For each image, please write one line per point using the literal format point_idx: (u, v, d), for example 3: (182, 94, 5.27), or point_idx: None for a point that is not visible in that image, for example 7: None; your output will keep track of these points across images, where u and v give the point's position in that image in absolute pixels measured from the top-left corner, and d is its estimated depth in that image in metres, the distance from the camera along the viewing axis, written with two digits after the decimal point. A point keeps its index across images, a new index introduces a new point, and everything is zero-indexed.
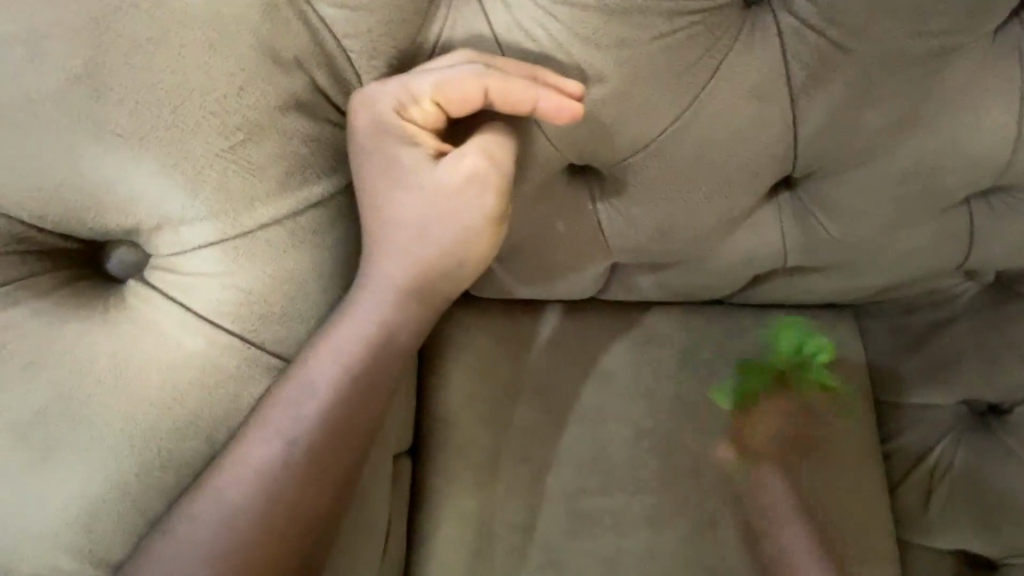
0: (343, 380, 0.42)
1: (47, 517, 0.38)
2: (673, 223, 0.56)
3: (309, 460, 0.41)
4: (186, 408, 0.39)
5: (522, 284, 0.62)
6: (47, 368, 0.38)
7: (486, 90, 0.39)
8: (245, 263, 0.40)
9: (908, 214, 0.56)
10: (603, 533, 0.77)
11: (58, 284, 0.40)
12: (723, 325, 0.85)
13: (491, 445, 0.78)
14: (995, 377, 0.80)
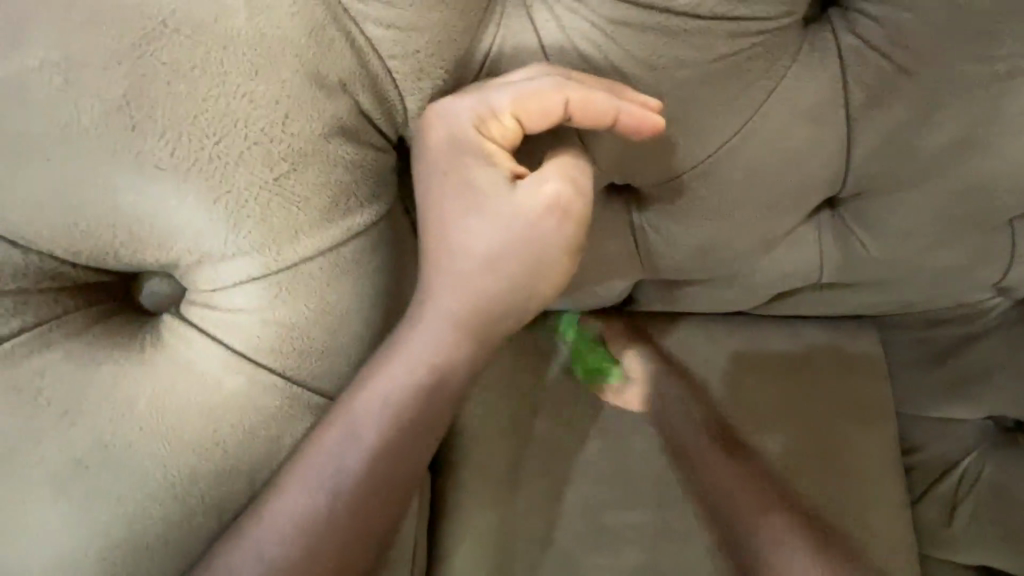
0: (394, 418, 0.40)
1: (81, 567, 0.36)
2: (715, 244, 0.54)
3: (353, 500, 0.40)
4: (226, 448, 0.37)
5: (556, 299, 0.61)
6: (83, 412, 0.36)
7: (568, 102, 0.38)
8: (287, 299, 0.38)
9: (953, 233, 0.56)
10: (626, 552, 0.76)
11: (92, 321, 0.38)
12: (748, 337, 0.84)
13: (514, 462, 0.76)
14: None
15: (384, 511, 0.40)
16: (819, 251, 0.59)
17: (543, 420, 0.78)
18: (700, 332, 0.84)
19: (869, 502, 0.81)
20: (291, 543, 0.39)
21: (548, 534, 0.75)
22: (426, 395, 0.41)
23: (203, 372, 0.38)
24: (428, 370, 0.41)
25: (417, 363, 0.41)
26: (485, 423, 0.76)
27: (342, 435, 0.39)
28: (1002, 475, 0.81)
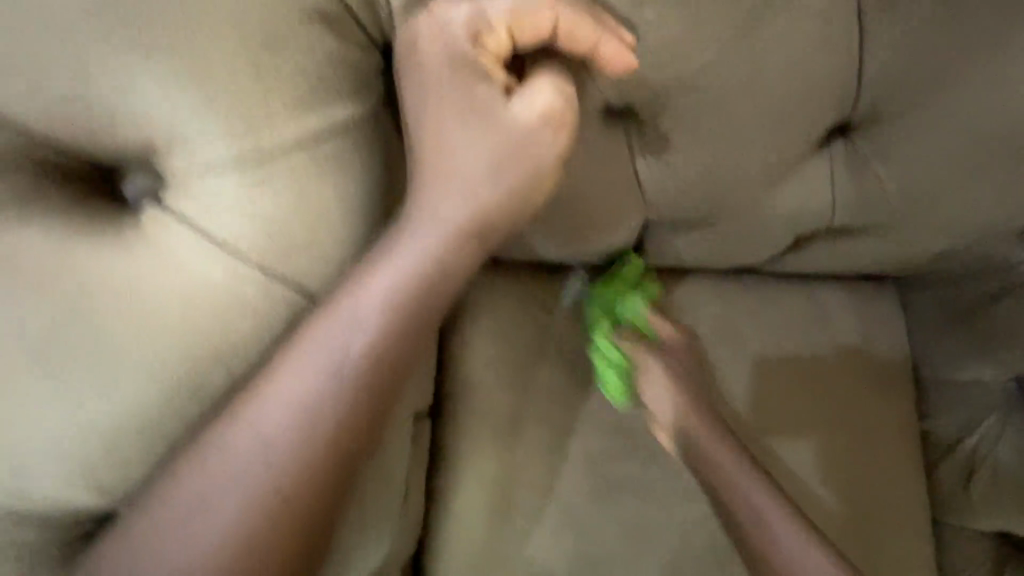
0: (390, 316, 0.42)
1: (60, 439, 0.38)
2: (716, 168, 0.54)
3: (351, 392, 0.41)
4: (202, 331, 0.39)
5: (550, 239, 0.59)
6: (58, 288, 0.37)
7: (558, 25, 0.42)
8: (263, 186, 0.40)
9: (969, 159, 0.57)
10: (626, 504, 0.75)
11: (67, 205, 0.39)
12: (763, 297, 0.80)
13: (512, 411, 0.74)
14: None
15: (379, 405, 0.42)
16: (821, 187, 0.59)
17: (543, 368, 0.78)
18: (705, 289, 0.83)
19: (874, 461, 0.80)
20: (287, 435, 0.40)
21: (548, 484, 0.75)
22: (420, 298, 0.43)
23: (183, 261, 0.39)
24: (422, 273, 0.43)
25: (412, 266, 0.43)
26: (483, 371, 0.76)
27: (338, 330, 0.41)
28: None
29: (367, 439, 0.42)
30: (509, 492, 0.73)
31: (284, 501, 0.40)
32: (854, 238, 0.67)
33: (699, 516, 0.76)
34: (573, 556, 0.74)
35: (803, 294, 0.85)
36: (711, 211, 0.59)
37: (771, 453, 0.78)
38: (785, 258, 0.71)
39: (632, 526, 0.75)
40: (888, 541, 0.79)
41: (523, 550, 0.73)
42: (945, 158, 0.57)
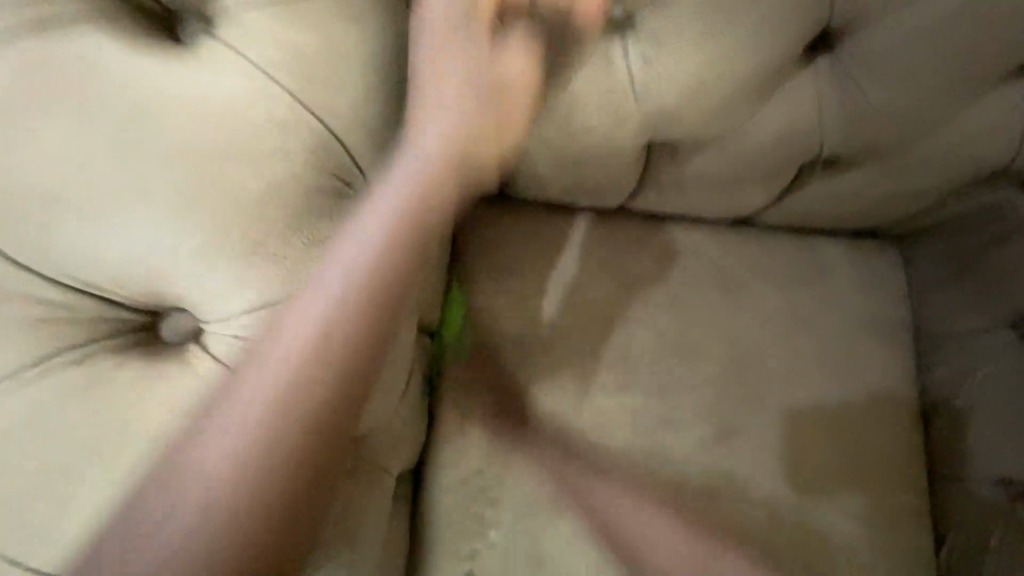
0: (403, 206, 0.56)
1: (116, 208, 0.48)
2: (705, 78, 0.59)
3: (391, 243, 0.55)
4: (234, 136, 0.49)
5: (550, 165, 0.70)
6: (119, 80, 0.47)
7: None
8: (295, 28, 0.51)
9: (943, 82, 0.60)
10: (621, 427, 0.82)
11: (124, 23, 0.49)
12: (755, 249, 0.90)
13: (513, 334, 0.84)
14: None
15: (414, 250, 0.56)
16: (810, 112, 0.64)
17: (549, 299, 0.86)
18: (711, 239, 0.90)
19: (857, 403, 0.86)
20: (343, 287, 0.53)
21: (547, 404, 0.82)
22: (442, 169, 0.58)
23: (231, 83, 0.49)
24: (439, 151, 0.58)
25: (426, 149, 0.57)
26: (496, 297, 0.86)
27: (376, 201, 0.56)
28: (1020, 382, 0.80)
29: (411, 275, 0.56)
30: (511, 406, 0.82)
31: (349, 334, 0.53)
32: (847, 173, 0.72)
33: (687, 449, 0.82)
34: (566, 477, 0.79)
35: (805, 249, 0.91)
36: (703, 133, 0.65)
37: (757, 392, 0.85)
38: (780, 199, 0.77)
39: (625, 449, 0.81)
40: (869, 485, 0.83)
41: (518, 462, 0.80)
42: (925, 84, 0.60)
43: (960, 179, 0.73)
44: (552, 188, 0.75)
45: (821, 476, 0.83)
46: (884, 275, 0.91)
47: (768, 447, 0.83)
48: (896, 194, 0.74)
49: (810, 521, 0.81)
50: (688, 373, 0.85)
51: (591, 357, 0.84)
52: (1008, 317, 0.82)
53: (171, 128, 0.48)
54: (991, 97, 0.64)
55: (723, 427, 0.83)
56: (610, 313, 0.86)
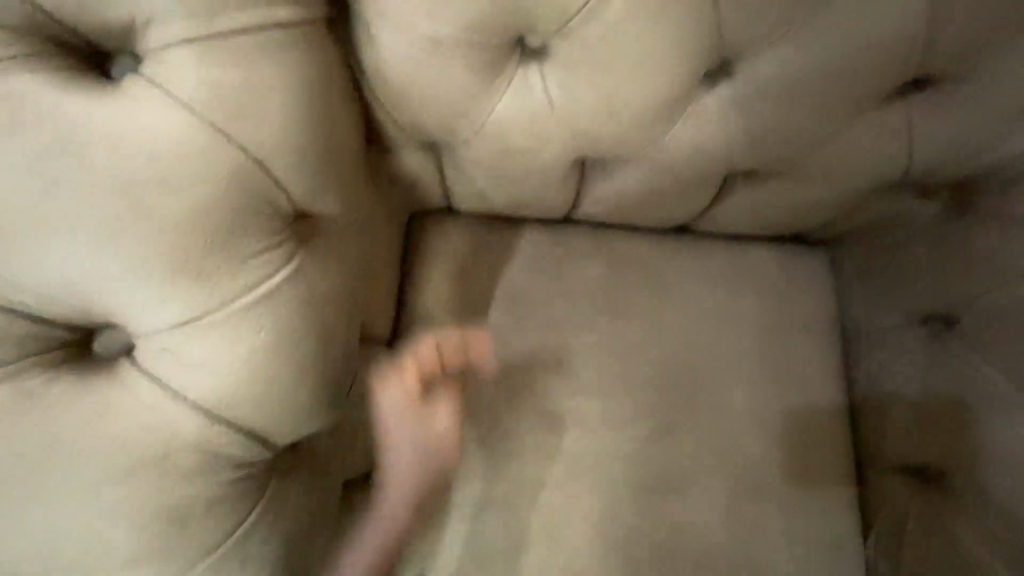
0: (429, 425, 0.71)
1: (47, 235, 0.52)
2: (613, 101, 0.64)
3: (431, 449, 0.71)
4: (162, 167, 0.52)
5: (483, 172, 0.75)
6: (51, 117, 0.51)
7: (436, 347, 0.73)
8: (215, 63, 0.53)
9: (830, 102, 0.66)
10: (567, 426, 0.86)
11: (61, 63, 0.53)
12: (697, 257, 0.96)
13: (462, 341, 0.88)
14: (947, 285, 0.83)
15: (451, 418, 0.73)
16: (718, 128, 0.68)
17: (496, 306, 0.90)
18: (647, 246, 0.96)
19: (789, 398, 0.92)
20: (411, 470, 0.71)
21: (492, 405, 0.87)
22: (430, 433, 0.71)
23: (164, 117, 0.53)
24: (426, 434, 0.71)
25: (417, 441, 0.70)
26: (443, 305, 0.90)
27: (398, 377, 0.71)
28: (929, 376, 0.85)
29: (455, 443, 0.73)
30: (461, 411, 0.85)
31: (430, 445, 0.71)
32: (762, 184, 0.79)
33: (628, 445, 0.87)
34: (511, 473, 0.85)
35: (737, 254, 0.97)
36: (620, 146, 0.70)
37: (694, 393, 0.90)
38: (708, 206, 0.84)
39: (571, 447, 0.86)
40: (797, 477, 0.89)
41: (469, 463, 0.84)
42: (815, 104, 0.66)
43: (874, 188, 0.79)
44: (492, 194, 0.80)
45: (753, 471, 0.88)
46: (816, 280, 0.96)
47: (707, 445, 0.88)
48: (813, 202, 0.81)
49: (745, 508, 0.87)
50: (630, 370, 0.90)
51: (536, 361, 0.88)
52: (921, 313, 0.87)
53: (100, 162, 0.51)
54: (878, 113, 0.70)
55: (662, 425, 0.88)
56: (552, 317, 0.90)
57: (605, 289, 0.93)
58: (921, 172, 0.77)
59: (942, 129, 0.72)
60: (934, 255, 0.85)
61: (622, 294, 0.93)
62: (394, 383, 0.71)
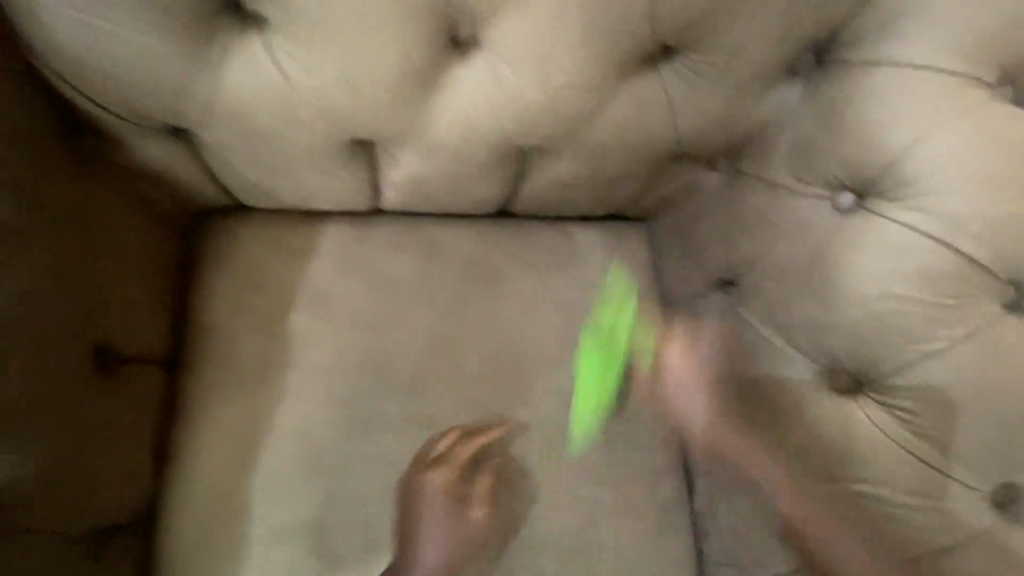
0: (471, 462, 0.80)
1: None
2: (348, 73, 0.58)
3: (480, 490, 0.80)
4: None
5: (238, 157, 0.67)
6: None
7: (466, 449, 0.80)
8: None
9: (591, 76, 0.61)
10: (381, 431, 0.80)
11: None
12: (519, 240, 0.91)
13: (257, 355, 0.78)
14: (793, 250, 0.67)
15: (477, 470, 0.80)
16: (472, 103, 0.63)
17: (299, 313, 0.81)
18: (463, 234, 0.90)
19: (608, 382, 0.87)
20: (444, 527, 0.76)
21: (297, 419, 0.78)
22: (459, 529, 0.77)
23: None
24: (479, 531, 0.78)
25: (456, 465, 0.79)
26: (229, 316, 0.78)
27: (432, 472, 0.78)
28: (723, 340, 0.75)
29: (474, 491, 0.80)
30: (256, 427, 0.76)
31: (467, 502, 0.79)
32: (553, 162, 0.73)
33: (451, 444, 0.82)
34: (313, 495, 0.76)
35: (559, 236, 0.92)
36: (377, 127, 0.63)
37: (523, 386, 0.85)
38: (513, 188, 0.78)
39: (388, 454, 0.79)
40: (634, 470, 0.85)
41: (268, 487, 0.75)
42: (573, 79, 0.61)
43: (675, 161, 0.76)
44: (271, 184, 0.72)
45: (586, 471, 0.84)
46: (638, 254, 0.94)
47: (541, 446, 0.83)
48: (618, 180, 0.77)
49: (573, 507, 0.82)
50: (450, 368, 0.84)
51: (342, 365, 0.81)
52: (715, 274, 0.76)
53: None
54: (644, 80, 0.64)
55: (487, 420, 0.83)
56: (358, 315, 0.83)
57: (421, 284, 0.86)
58: (731, 147, 0.71)
59: (706, 99, 0.66)
60: (716, 213, 0.77)
61: (438, 287, 0.87)
62: (437, 477, 0.78)
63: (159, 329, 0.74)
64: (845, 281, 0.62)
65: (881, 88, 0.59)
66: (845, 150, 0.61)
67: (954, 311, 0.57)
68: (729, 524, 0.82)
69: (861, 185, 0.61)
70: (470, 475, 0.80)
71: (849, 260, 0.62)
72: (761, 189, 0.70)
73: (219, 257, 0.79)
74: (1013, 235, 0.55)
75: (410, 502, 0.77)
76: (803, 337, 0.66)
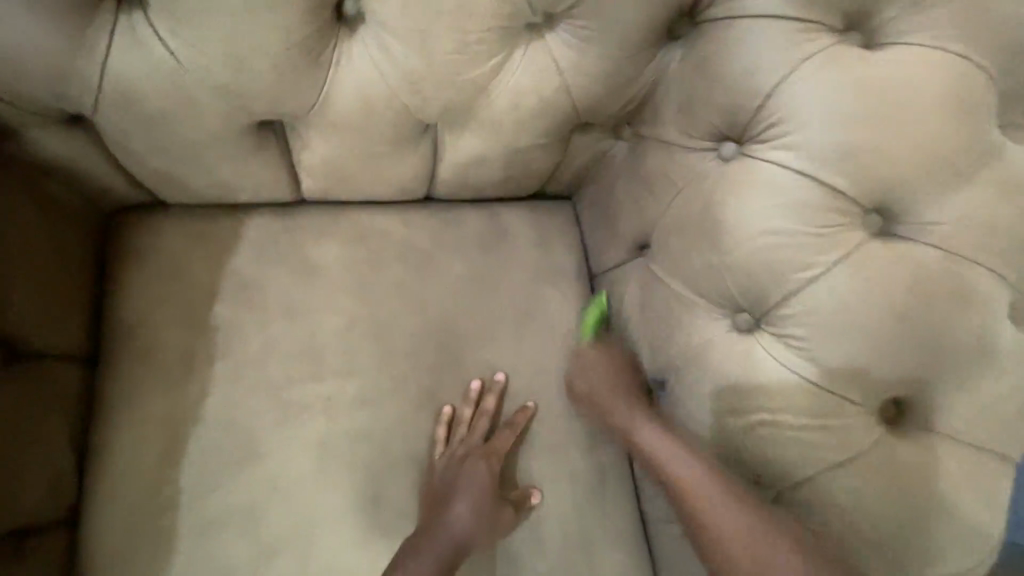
0: (498, 432, 0.84)
1: None
2: (238, 49, 0.60)
3: (483, 463, 0.81)
4: None
5: (142, 145, 0.67)
6: None
7: (491, 420, 0.84)
8: None
9: (476, 42, 0.64)
10: (313, 414, 0.79)
11: None
12: (445, 220, 0.91)
13: (180, 347, 0.78)
14: (691, 200, 0.70)
15: (489, 441, 0.83)
16: (374, 80, 0.66)
17: (223, 303, 0.80)
18: (389, 218, 0.89)
19: (539, 354, 0.89)
20: (480, 491, 0.78)
21: (223, 409, 0.77)
22: (497, 512, 0.79)
23: None
24: (482, 510, 0.78)
25: (463, 439, 0.82)
26: (150, 311, 0.78)
27: (478, 462, 0.81)
28: (644, 303, 0.81)
29: (506, 458, 0.83)
30: (181, 418, 0.75)
31: (475, 475, 0.79)
32: (461, 135, 0.76)
33: (387, 423, 0.81)
34: (246, 481, 0.75)
35: (485, 215, 0.93)
36: (277, 102, 0.65)
37: (458, 361, 0.86)
38: (428, 165, 0.80)
39: (321, 436, 0.79)
40: (572, 433, 0.86)
41: (197, 477, 0.74)
42: (459, 47, 0.64)
43: (579, 128, 0.80)
44: (181, 174, 0.72)
45: (521, 442, 0.85)
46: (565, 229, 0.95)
47: (487, 420, 0.84)
48: (529, 150, 0.79)
49: (507, 471, 0.83)
50: (384, 351, 0.84)
51: (268, 352, 0.80)
52: (633, 241, 0.83)
53: None
54: (530, 46, 0.68)
55: (421, 396, 0.84)
56: (284, 302, 0.83)
57: (347, 268, 0.86)
58: (625, 106, 0.76)
59: (592, 63, 0.70)
60: (627, 182, 0.82)
61: (365, 272, 0.86)
62: (479, 461, 0.81)
63: (76, 326, 0.73)
64: (733, 224, 0.66)
65: (745, 38, 0.63)
66: (722, 100, 0.66)
67: (826, 238, 0.61)
68: (667, 488, 0.80)
69: (737, 134, 0.66)
70: (503, 441, 0.83)
71: (735, 203, 0.66)
72: (659, 150, 0.75)
73: (137, 253, 0.79)
74: (870, 165, 0.60)
75: (445, 485, 0.78)
76: (703, 283, 0.70)
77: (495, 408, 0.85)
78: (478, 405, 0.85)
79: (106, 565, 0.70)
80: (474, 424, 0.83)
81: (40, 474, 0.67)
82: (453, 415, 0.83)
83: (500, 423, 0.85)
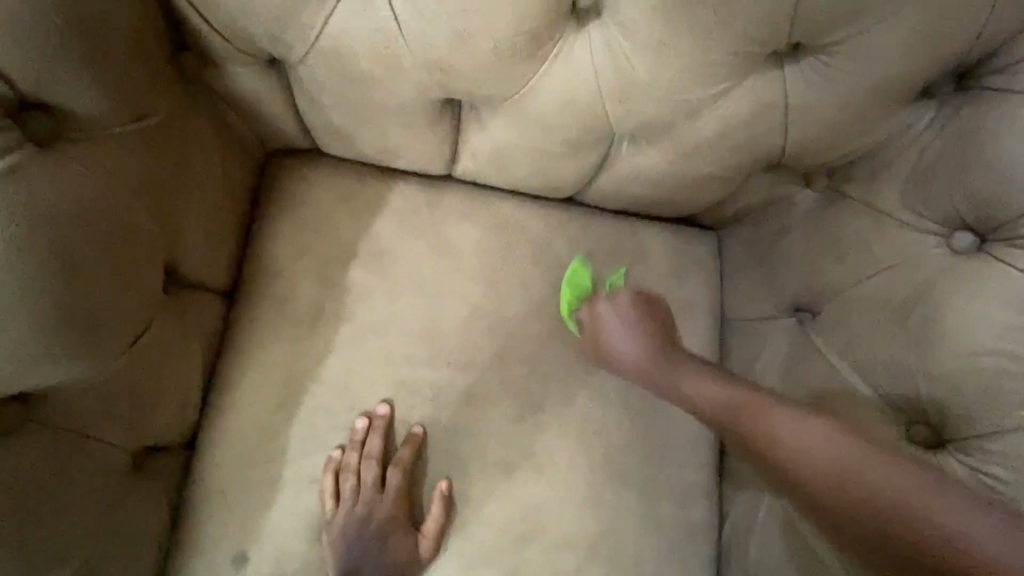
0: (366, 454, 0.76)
1: None
2: (467, 23, 0.55)
3: (376, 502, 0.74)
4: None
5: (332, 97, 0.65)
6: None
7: (411, 461, 0.75)
8: None
9: (712, 62, 0.57)
10: (421, 398, 0.77)
11: None
12: (583, 225, 0.84)
13: (311, 300, 0.77)
14: (895, 283, 0.64)
15: (404, 481, 0.75)
16: (584, 79, 0.61)
17: (358, 266, 0.79)
18: (530, 211, 0.83)
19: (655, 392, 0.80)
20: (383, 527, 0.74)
21: (342, 370, 0.77)
22: (413, 553, 0.74)
23: None
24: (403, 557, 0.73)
25: (368, 475, 0.74)
26: (289, 259, 0.78)
27: (387, 499, 0.75)
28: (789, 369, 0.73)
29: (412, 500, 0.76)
30: (303, 370, 0.76)
31: (392, 515, 0.75)
32: (647, 149, 0.69)
33: (489, 427, 0.78)
34: (353, 448, 0.75)
35: (627, 231, 0.84)
36: (480, 82, 0.61)
37: (573, 379, 0.80)
38: (597, 172, 0.74)
39: (425, 422, 0.77)
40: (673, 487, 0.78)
41: (303, 433, 0.75)
42: (692, 64, 0.58)
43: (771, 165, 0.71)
44: (354, 132, 0.70)
45: (401, 484, 0.75)
46: (708, 264, 0.84)
47: (404, 461, 0.75)
48: (711, 180, 0.72)
49: (407, 513, 0.75)
50: (501, 352, 0.80)
51: (391, 323, 0.78)
52: (791, 301, 0.75)
53: None
54: (764, 75, 0.60)
55: (525, 403, 0.79)
56: (415, 276, 0.80)
57: (483, 257, 0.81)
58: (835, 155, 0.67)
59: (824, 103, 0.62)
60: (806, 237, 0.73)
61: (499, 263, 0.82)
62: (386, 500, 0.75)
63: (221, 262, 0.74)
64: (951, 328, 0.60)
65: None
66: (980, 188, 0.59)
67: None
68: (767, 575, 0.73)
69: (983, 227, 0.60)
70: (410, 485, 0.76)
71: (957, 306, 0.60)
72: (863, 216, 0.67)
73: (287, 197, 0.79)
74: None
75: (363, 510, 0.73)
76: (883, 377, 0.65)
77: (404, 451, 0.75)
78: (418, 442, 0.76)
79: (209, 493, 0.73)
80: (405, 458, 0.75)
81: (175, 400, 0.69)
82: (448, 493, 0.75)
83: (388, 461, 0.76)
